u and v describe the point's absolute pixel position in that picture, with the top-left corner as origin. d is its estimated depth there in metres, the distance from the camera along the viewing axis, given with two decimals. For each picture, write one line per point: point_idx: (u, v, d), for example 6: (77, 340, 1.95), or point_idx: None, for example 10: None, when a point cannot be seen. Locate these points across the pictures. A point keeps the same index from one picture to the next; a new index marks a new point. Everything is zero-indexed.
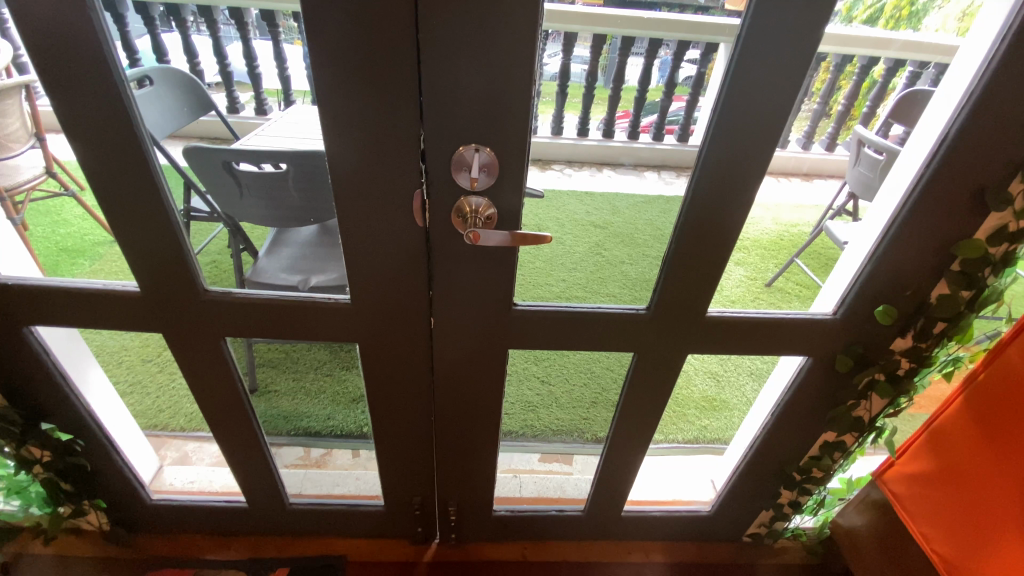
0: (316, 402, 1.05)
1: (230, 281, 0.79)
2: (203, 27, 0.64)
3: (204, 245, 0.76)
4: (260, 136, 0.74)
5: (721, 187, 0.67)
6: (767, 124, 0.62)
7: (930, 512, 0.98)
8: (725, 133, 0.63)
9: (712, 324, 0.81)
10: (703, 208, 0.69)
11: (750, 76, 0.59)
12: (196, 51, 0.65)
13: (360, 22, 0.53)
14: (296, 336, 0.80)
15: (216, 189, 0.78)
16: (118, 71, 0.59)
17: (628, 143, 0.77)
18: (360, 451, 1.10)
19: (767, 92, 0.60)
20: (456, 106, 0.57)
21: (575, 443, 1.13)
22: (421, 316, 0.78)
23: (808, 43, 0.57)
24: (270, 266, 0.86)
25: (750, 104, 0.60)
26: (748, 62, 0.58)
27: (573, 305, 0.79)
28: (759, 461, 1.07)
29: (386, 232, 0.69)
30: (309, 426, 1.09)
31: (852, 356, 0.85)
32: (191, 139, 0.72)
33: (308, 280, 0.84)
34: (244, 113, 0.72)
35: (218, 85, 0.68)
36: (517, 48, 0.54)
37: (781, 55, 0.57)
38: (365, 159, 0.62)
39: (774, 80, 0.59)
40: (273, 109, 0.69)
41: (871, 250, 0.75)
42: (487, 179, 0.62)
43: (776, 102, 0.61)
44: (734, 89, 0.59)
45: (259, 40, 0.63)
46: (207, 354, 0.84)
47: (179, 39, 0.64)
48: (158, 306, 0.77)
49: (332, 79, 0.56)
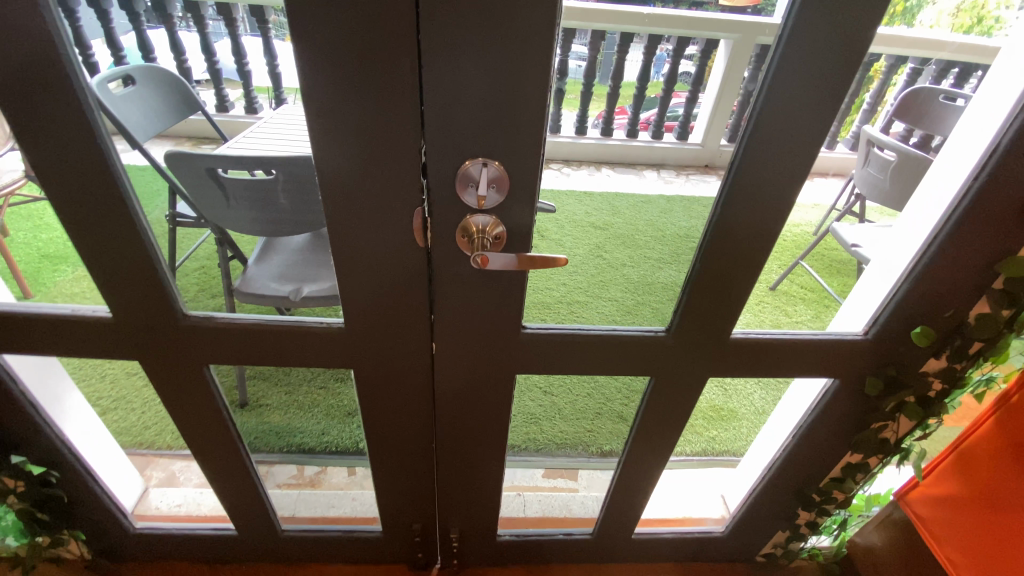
0: (308, 417, 0.95)
1: (209, 298, 0.72)
2: (190, 22, 0.55)
3: (189, 253, 0.69)
4: (249, 137, 0.65)
5: (753, 202, 0.61)
6: (806, 136, 0.56)
7: (958, 538, 0.92)
8: (759, 145, 0.56)
9: (733, 346, 0.75)
10: (731, 226, 0.63)
11: (792, 84, 0.52)
12: (181, 45, 0.57)
13: (349, 21, 0.46)
14: (287, 363, 0.74)
15: (200, 197, 0.67)
16: (79, 79, 0.53)
17: (626, 141, 0.69)
18: (356, 469, 1.04)
19: (809, 101, 0.53)
20: (462, 116, 0.51)
21: (581, 457, 1.08)
22: (422, 341, 0.72)
23: (857, 47, 0.50)
24: (260, 274, 0.77)
25: (790, 114, 0.54)
26: (788, 69, 0.51)
27: (586, 327, 0.73)
28: (777, 482, 1.02)
29: (384, 254, 0.63)
30: (301, 442, 1.00)
31: (883, 377, 0.80)
32: (181, 140, 0.64)
33: (299, 290, 0.75)
34: (233, 112, 0.63)
35: (206, 82, 0.59)
36: (531, 50, 0.48)
37: (828, 59, 0.51)
38: (360, 175, 0.56)
39: (817, 88, 0.53)
40: (264, 108, 0.61)
41: (909, 268, 0.70)
42: (496, 196, 0.56)
43: (819, 111, 0.54)
44: (772, 96, 0.53)
45: (247, 36, 0.55)
46: (189, 382, 0.78)
47: (166, 36, 0.56)
48: (132, 332, 0.71)
49: (322, 85, 0.50)
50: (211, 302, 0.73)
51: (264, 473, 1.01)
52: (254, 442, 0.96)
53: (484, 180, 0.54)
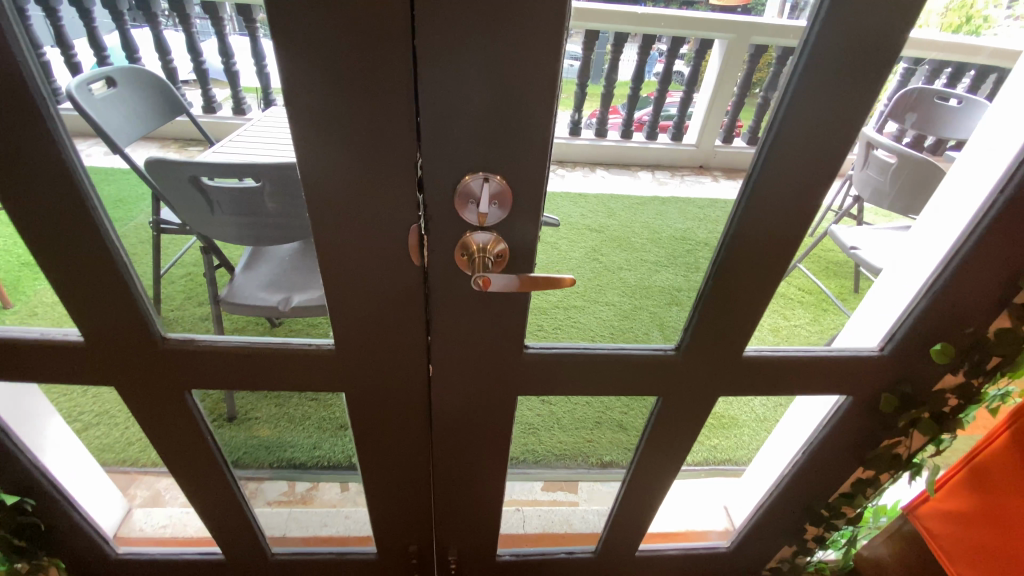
0: (300, 430, 0.91)
1: (195, 304, 0.69)
2: (175, 22, 0.52)
3: (172, 263, 0.66)
4: (237, 139, 0.62)
5: (771, 217, 0.57)
6: (830, 148, 0.53)
7: (971, 555, 0.90)
8: (780, 158, 0.53)
9: (744, 364, 0.72)
10: (749, 242, 0.59)
11: (817, 93, 0.49)
12: (166, 45, 0.54)
13: (337, 25, 0.42)
14: (274, 386, 0.70)
15: (181, 204, 0.64)
16: (51, 78, 0.49)
17: (622, 143, 0.70)
18: (349, 484, 1.01)
19: (833, 111, 0.50)
20: (461, 126, 0.47)
21: (580, 468, 1.10)
22: (418, 363, 0.68)
23: (888, 51, 0.47)
24: (247, 284, 0.74)
25: (814, 124, 0.51)
26: (812, 78, 0.48)
27: (592, 346, 0.70)
28: (785, 498, 0.99)
29: (377, 274, 0.58)
30: (293, 456, 0.99)
31: (898, 394, 0.77)
32: (167, 142, 0.62)
33: (290, 299, 0.71)
34: (221, 113, 0.61)
35: (193, 82, 0.57)
36: (536, 55, 0.44)
37: (855, 67, 0.48)
38: (351, 191, 0.52)
39: (842, 96, 0.49)
40: (253, 108, 0.58)
41: (928, 283, 0.67)
42: (498, 213, 0.52)
43: (844, 120, 0.51)
44: (796, 105, 0.50)
45: (234, 36, 0.51)
46: (170, 407, 0.73)
47: (150, 36, 0.53)
48: (108, 357, 0.66)
49: (306, 93, 0.45)
50: (196, 309, 0.69)
51: (253, 491, 0.97)
52: (243, 458, 0.91)
53: (485, 196, 0.50)
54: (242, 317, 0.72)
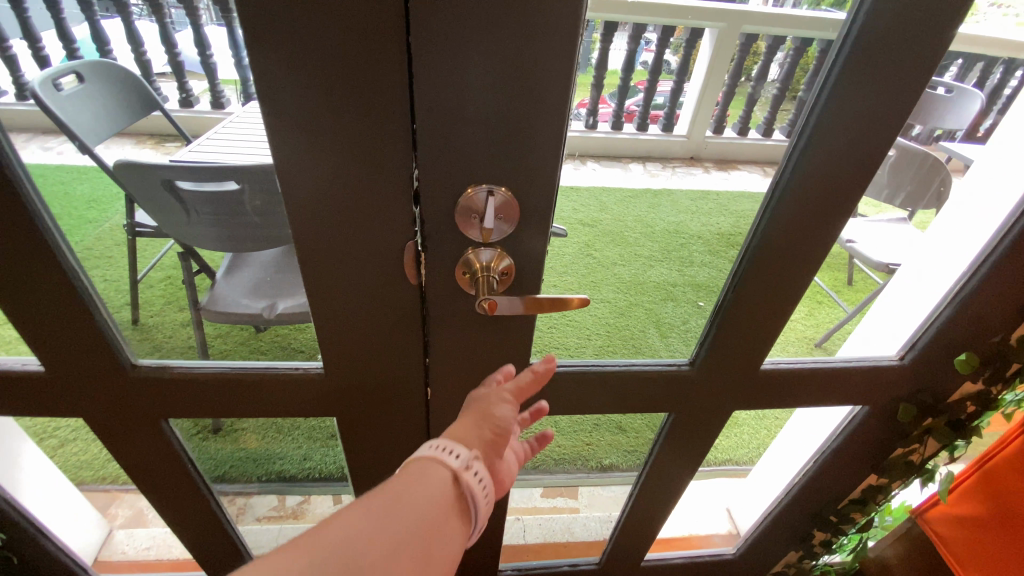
0: (287, 443, 0.83)
1: (176, 310, 0.64)
2: (146, 10, 0.46)
3: (148, 270, 0.61)
4: (218, 135, 0.54)
5: (799, 228, 0.54)
6: (866, 152, 0.49)
7: (979, 560, 0.87)
8: (812, 164, 0.49)
9: (757, 378, 0.69)
10: (775, 254, 0.56)
11: (856, 98, 0.45)
12: (139, 37, 0.47)
13: (319, 22, 0.36)
14: (262, 412, 0.65)
15: (155, 209, 0.58)
16: (18, 72, 0.48)
17: (610, 134, 0.62)
18: (342, 497, 0.95)
19: (872, 118, 0.47)
20: (462, 135, 0.42)
21: (579, 474, 1.01)
22: (415, 386, 0.63)
23: (936, 48, 0.43)
24: (230, 289, 0.67)
25: (850, 127, 0.47)
26: (852, 82, 0.44)
27: (598, 362, 0.68)
28: (794, 506, 0.97)
29: (370, 296, 0.54)
30: (282, 469, 0.90)
31: (917, 403, 0.74)
32: (142, 138, 0.55)
33: (274, 307, 0.64)
34: (199, 107, 0.53)
35: (167, 75, 0.50)
36: (548, 56, 0.39)
37: (899, 72, 0.44)
38: (339, 209, 0.46)
39: (882, 98, 0.45)
40: (233, 103, 0.50)
41: (951, 292, 0.64)
42: (504, 228, 0.48)
43: (882, 122, 0.47)
44: (833, 107, 0.46)
45: (212, 27, 0.45)
46: (146, 438, 0.68)
47: (122, 27, 0.46)
48: (73, 387, 0.60)
49: (283, 102, 0.40)
50: (178, 314, 0.64)
51: (241, 507, 0.92)
52: (230, 473, 0.86)
53: (491, 210, 0.45)
54: (226, 323, 0.66)
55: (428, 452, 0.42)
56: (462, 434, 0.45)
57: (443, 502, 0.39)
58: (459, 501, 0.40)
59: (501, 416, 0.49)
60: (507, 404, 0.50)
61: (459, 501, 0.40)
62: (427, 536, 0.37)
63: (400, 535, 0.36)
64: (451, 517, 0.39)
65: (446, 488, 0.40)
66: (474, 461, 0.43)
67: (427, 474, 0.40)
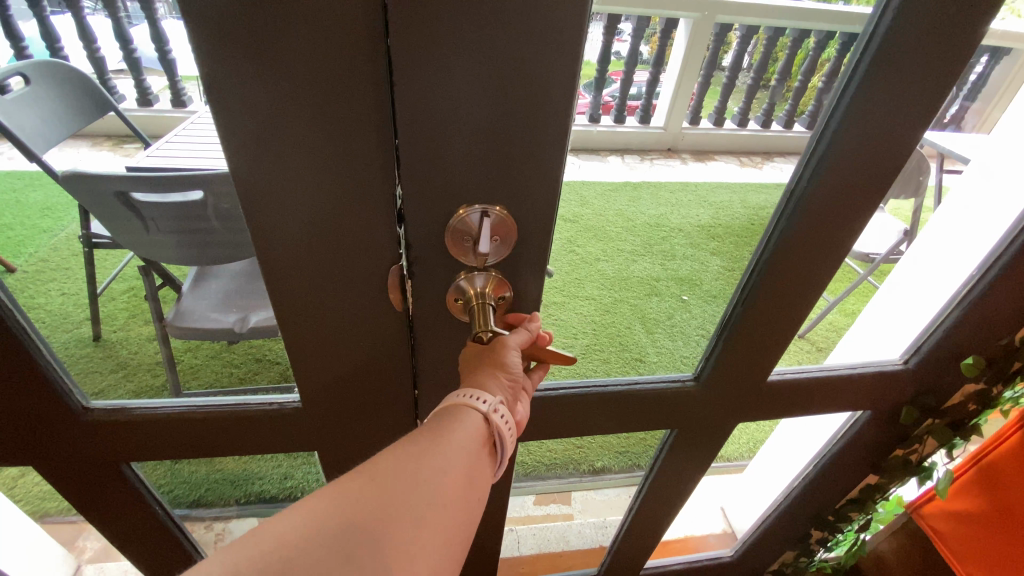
0: (265, 464, 0.79)
1: (141, 323, 0.70)
2: (98, 4, 0.43)
3: (107, 284, 0.68)
4: (177, 138, 0.55)
5: (815, 238, 0.51)
6: (887, 155, 0.45)
7: (980, 555, 0.88)
8: (830, 173, 0.46)
9: (762, 390, 0.67)
10: (789, 264, 0.52)
11: (879, 102, 0.41)
12: (91, 32, 0.45)
13: (291, 28, 0.31)
14: (235, 449, 0.60)
15: (111, 222, 0.59)
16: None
17: (587, 126, 0.61)
18: None
19: (896, 123, 0.43)
20: (452, 151, 0.38)
21: (571, 479, 1.00)
22: (403, 416, 0.59)
23: (967, 46, 0.39)
24: (197, 305, 0.72)
25: (871, 132, 0.43)
26: (875, 87, 0.40)
27: (601, 382, 0.64)
28: (794, 511, 0.95)
29: (352, 326, 0.49)
30: (262, 490, 0.86)
31: (919, 404, 0.73)
32: (98, 140, 0.60)
33: (247, 320, 0.68)
34: (159, 106, 0.53)
35: (122, 72, 0.49)
36: (550, 65, 0.34)
37: (925, 75, 0.40)
38: (311, 235, 0.41)
39: (906, 100, 0.42)
40: (195, 100, 0.43)
41: (957, 295, 0.62)
42: (498, 251, 0.44)
43: (905, 125, 0.43)
44: (853, 114, 0.42)
45: (166, 18, 0.39)
46: (104, 482, 0.62)
47: (73, 23, 0.45)
48: (15, 437, 0.53)
49: (236, 113, 0.34)
50: (143, 328, 0.70)
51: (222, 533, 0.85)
52: (205, 497, 0.82)
53: (485, 233, 0.41)
54: (195, 337, 0.71)
55: (448, 402, 0.39)
56: (473, 372, 0.42)
57: (479, 443, 0.37)
58: (486, 438, 0.38)
59: (514, 354, 0.43)
60: (515, 349, 0.44)
61: (490, 442, 0.38)
62: (469, 471, 0.35)
63: (448, 471, 0.34)
64: (482, 451, 0.37)
65: (477, 437, 0.37)
66: (500, 405, 0.39)
67: (452, 415, 0.38)
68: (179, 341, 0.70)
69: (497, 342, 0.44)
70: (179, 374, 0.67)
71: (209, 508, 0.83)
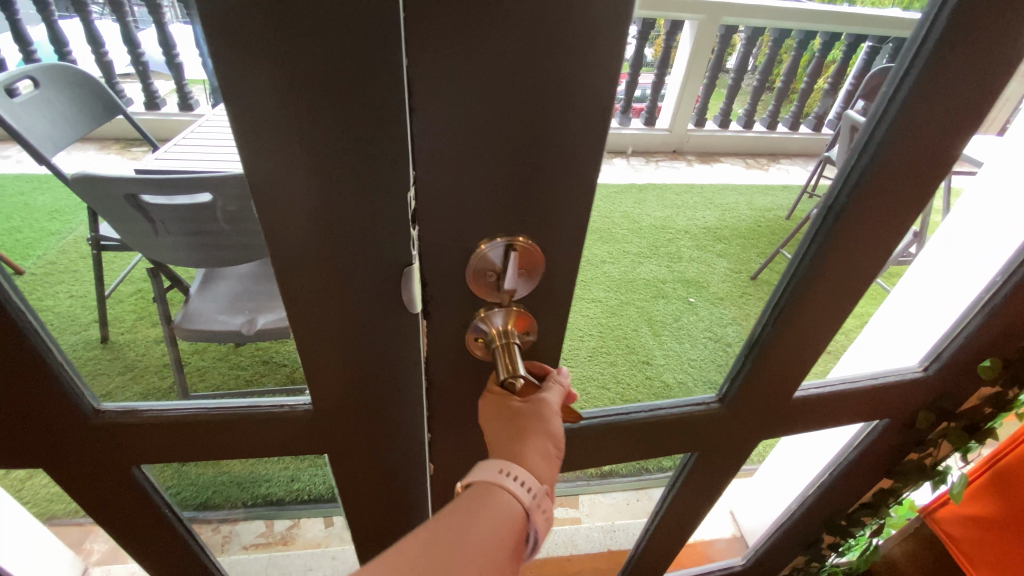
0: (274, 469, 0.80)
1: (148, 325, 0.69)
2: (106, 10, 0.44)
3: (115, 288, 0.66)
4: (187, 138, 0.58)
5: (854, 253, 0.50)
6: (929, 169, 0.45)
7: (995, 559, 0.87)
8: (873, 185, 0.45)
9: (783, 400, 0.65)
10: (827, 278, 0.52)
11: (925, 111, 0.41)
12: (101, 37, 0.47)
13: (306, 27, 0.31)
14: (245, 451, 0.59)
15: (119, 225, 0.59)
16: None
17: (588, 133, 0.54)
18: (333, 517, 0.95)
19: (939, 134, 0.43)
20: (467, 155, 0.37)
21: (579, 483, 0.98)
22: (412, 419, 0.59)
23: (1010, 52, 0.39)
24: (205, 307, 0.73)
25: (915, 143, 0.43)
26: (924, 95, 0.40)
27: (625, 407, 0.64)
28: (806, 518, 0.94)
29: (363, 328, 0.48)
30: (270, 492, 0.90)
31: (935, 409, 0.73)
32: (107, 143, 0.61)
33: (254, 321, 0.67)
34: (165, 109, 0.55)
35: (131, 76, 0.51)
36: (572, 63, 0.34)
37: (969, 82, 0.40)
38: (322, 237, 0.41)
39: (952, 109, 0.41)
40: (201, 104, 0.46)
41: (979, 301, 0.62)
42: (525, 283, 0.46)
43: (947, 136, 0.43)
44: (899, 121, 0.42)
45: (174, 24, 0.41)
46: (114, 484, 0.62)
47: (82, 27, 0.46)
48: (27, 438, 0.53)
49: (250, 116, 0.34)
50: (149, 329, 0.70)
51: (229, 534, 0.91)
52: (213, 498, 0.82)
53: (510, 268, 0.44)
54: (200, 340, 0.71)
55: (489, 480, 0.39)
56: (515, 444, 0.42)
57: (511, 536, 0.37)
58: (520, 531, 0.37)
59: (557, 421, 0.45)
60: (555, 413, 0.45)
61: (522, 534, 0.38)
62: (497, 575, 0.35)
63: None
64: (514, 546, 0.37)
65: (511, 527, 0.37)
66: (540, 493, 0.39)
67: (487, 496, 0.38)
68: (187, 343, 0.70)
69: (536, 402, 0.46)
70: (187, 378, 0.68)
71: (216, 510, 0.83)
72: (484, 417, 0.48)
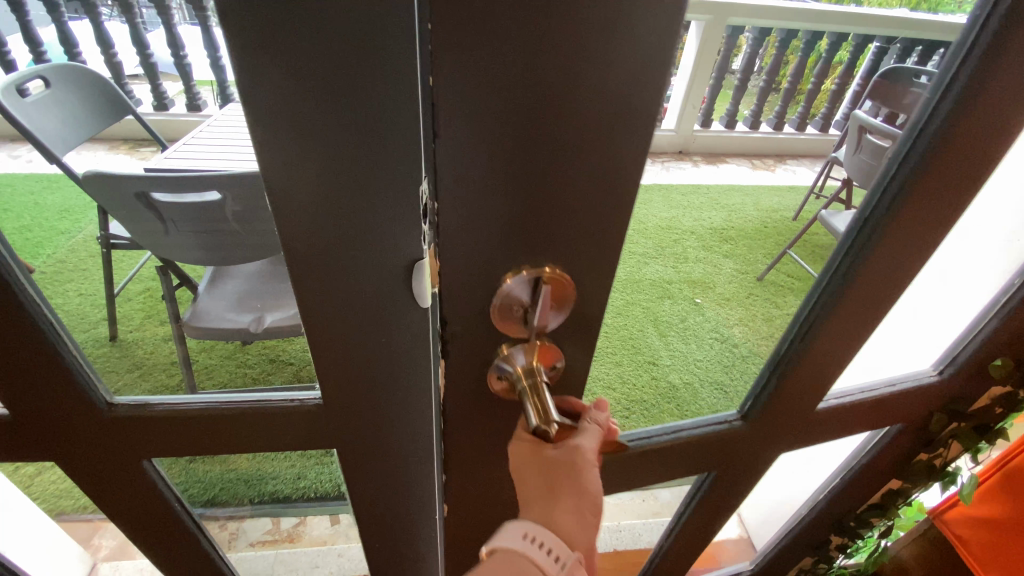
0: (284, 467, 0.82)
1: (157, 323, 0.72)
2: (115, 11, 0.44)
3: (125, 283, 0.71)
4: (197, 136, 0.58)
5: (892, 261, 0.49)
6: (971, 175, 0.44)
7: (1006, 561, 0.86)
8: (916, 191, 0.44)
9: (807, 408, 0.64)
10: (864, 287, 0.51)
11: (972, 117, 0.40)
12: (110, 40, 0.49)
13: (322, 22, 0.30)
14: (255, 445, 0.60)
15: (130, 222, 0.59)
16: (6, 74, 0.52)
17: None
18: (339, 516, 0.97)
19: (985, 139, 0.42)
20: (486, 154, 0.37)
21: None
22: (421, 416, 0.58)
23: None
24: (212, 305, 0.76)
25: (959, 149, 0.42)
26: (972, 99, 0.39)
27: (650, 432, 0.64)
28: (816, 521, 0.94)
29: (373, 323, 0.48)
30: (276, 490, 0.92)
31: (949, 411, 0.72)
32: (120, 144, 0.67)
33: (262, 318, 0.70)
34: (173, 109, 0.58)
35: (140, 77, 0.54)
36: (593, 62, 0.33)
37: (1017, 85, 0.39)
38: (333, 232, 0.41)
39: (998, 114, 0.41)
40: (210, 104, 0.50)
41: (997, 303, 0.62)
42: (555, 317, 0.47)
43: (992, 142, 0.42)
44: (946, 126, 0.41)
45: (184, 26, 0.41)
46: (124, 477, 0.62)
47: (91, 29, 0.46)
48: (40, 430, 0.54)
49: (265, 110, 0.33)
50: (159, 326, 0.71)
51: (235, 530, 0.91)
52: (221, 494, 0.82)
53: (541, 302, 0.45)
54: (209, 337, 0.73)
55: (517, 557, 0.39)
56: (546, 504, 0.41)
57: None
58: None
59: (592, 474, 0.42)
60: (593, 464, 0.43)
61: None
62: None
63: None
64: None
65: None
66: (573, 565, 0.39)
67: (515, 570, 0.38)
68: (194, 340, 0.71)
69: (570, 450, 0.43)
70: (195, 374, 0.67)
71: (224, 506, 0.84)
72: (515, 455, 0.46)
